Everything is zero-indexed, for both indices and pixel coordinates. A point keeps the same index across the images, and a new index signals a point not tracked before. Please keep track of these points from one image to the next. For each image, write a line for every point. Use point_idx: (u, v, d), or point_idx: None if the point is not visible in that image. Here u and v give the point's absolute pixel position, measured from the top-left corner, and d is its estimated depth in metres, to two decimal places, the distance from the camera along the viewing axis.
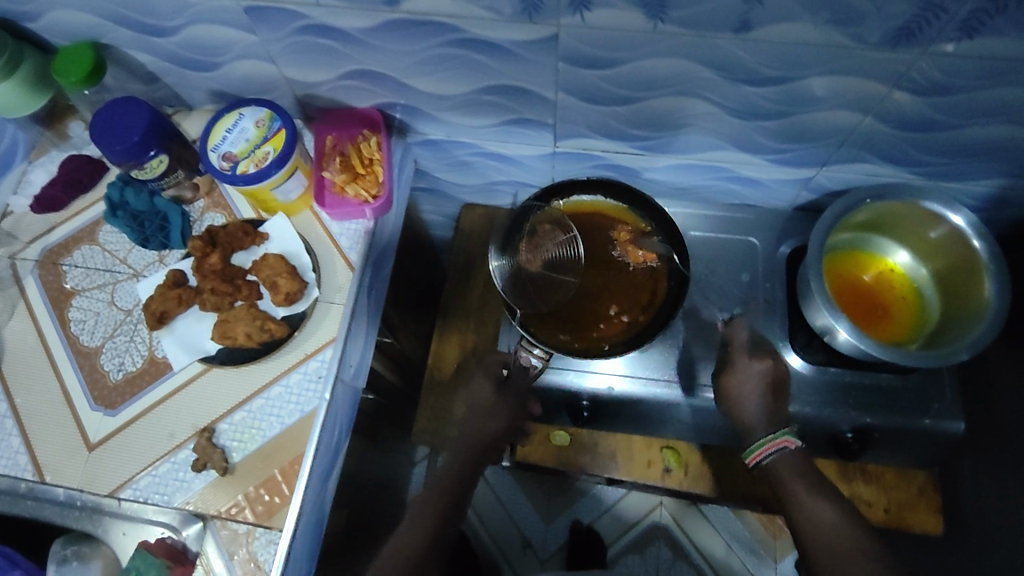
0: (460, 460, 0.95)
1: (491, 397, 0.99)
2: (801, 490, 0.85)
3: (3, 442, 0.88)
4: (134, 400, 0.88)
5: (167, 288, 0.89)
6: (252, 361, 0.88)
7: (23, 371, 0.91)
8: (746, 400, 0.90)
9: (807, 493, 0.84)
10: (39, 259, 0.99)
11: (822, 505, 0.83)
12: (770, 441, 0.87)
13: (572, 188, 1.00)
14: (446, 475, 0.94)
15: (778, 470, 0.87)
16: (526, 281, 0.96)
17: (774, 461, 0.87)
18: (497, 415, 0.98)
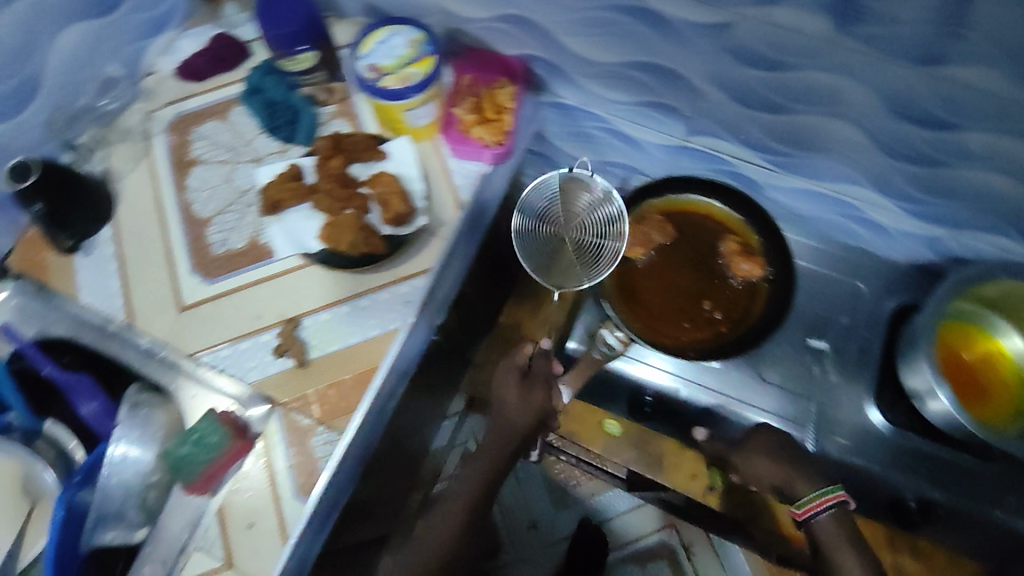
0: (487, 460, 0.90)
1: (522, 398, 0.88)
2: (843, 547, 0.79)
3: (103, 282, 0.92)
4: (230, 275, 0.91)
5: (281, 189, 0.91)
6: (347, 270, 0.89)
7: (135, 223, 0.95)
8: (775, 471, 0.86)
9: (846, 550, 0.79)
10: (171, 122, 1.02)
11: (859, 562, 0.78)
12: (814, 499, 0.81)
13: (680, 186, 0.96)
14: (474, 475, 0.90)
15: (823, 530, 0.81)
16: (616, 286, 0.95)
17: (824, 519, 0.81)
18: (524, 415, 0.87)
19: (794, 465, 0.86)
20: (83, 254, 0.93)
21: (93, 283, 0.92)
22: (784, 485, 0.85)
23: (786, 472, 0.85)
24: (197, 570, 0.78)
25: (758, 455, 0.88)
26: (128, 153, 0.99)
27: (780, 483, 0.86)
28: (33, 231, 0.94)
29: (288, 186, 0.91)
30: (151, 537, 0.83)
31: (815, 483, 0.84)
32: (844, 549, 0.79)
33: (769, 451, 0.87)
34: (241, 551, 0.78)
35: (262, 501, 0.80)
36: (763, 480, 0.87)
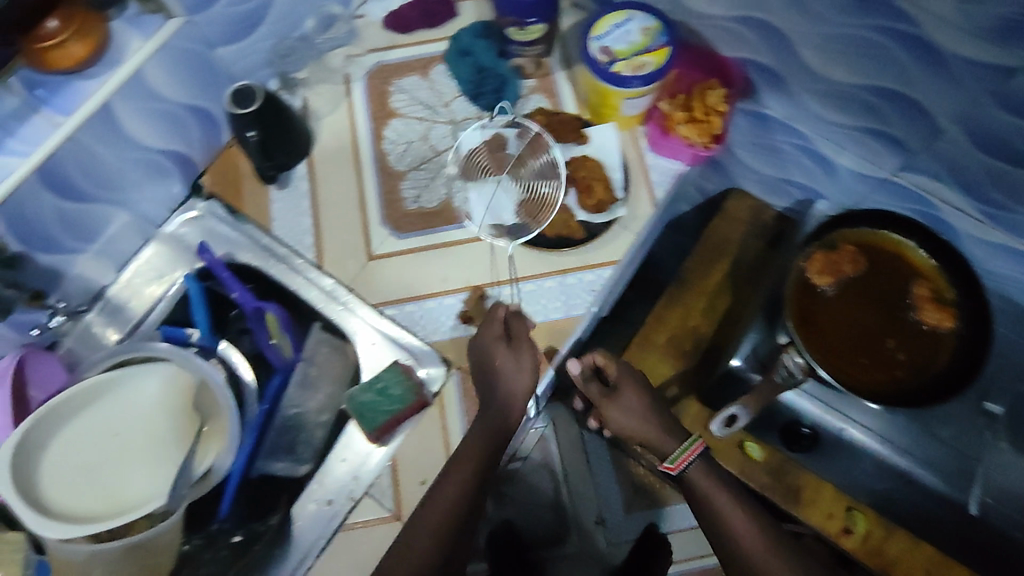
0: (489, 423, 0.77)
1: (519, 368, 0.79)
2: (716, 491, 0.77)
3: (297, 219, 0.93)
4: (421, 233, 0.91)
5: (484, 163, 0.93)
6: (538, 248, 0.89)
7: (330, 165, 0.95)
8: (651, 430, 0.80)
9: (730, 504, 0.76)
10: (372, 70, 0.99)
11: (733, 505, 0.76)
12: (685, 448, 0.78)
13: (869, 221, 0.95)
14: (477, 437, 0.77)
15: (695, 479, 0.78)
16: (797, 309, 0.92)
17: (694, 469, 0.78)
18: (525, 385, 0.78)
19: (656, 416, 0.81)
20: (279, 187, 0.94)
21: (286, 218, 0.93)
22: (653, 443, 0.80)
23: (667, 435, 0.80)
24: (370, 514, 0.80)
25: (625, 404, 0.81)
26: (326, 93, 0.98)
27: (645, 439, 0.80)
28: (231, 146, 0.95)
29: (489, 160, 0.93)
30: (316, 475, 0.84)
31: (678, 429, 0.80)
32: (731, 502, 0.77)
33: (639, 411, 0.81)
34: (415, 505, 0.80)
35: (437, 459, 0.82)
36: (632, 437, 0.80)
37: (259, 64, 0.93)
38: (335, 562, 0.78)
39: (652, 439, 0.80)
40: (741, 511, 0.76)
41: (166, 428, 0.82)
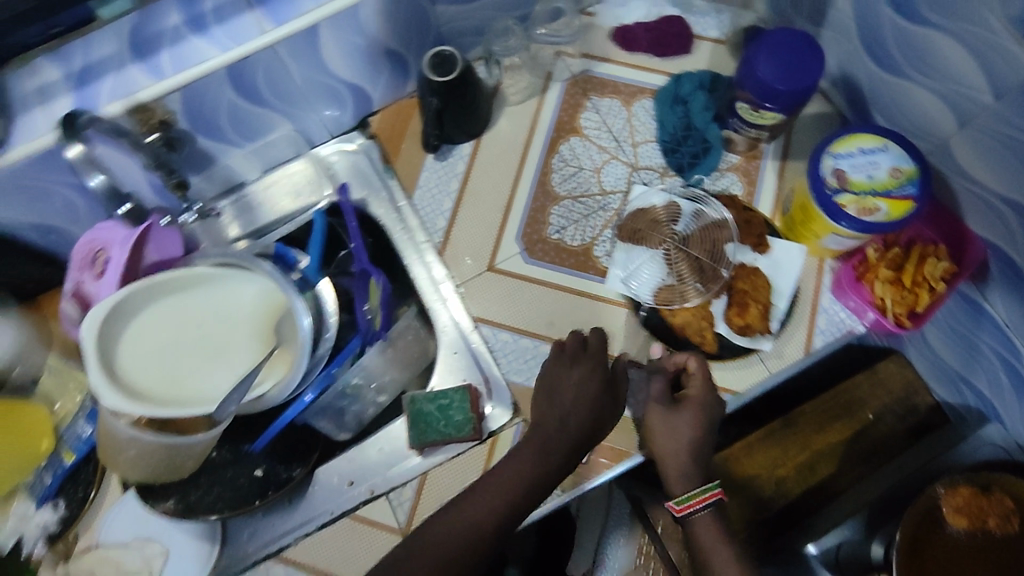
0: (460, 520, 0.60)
1: (573, 399, 0.69)
2: (718, 548, 0.62)
3: (439, 197, 0.89)
4: (548, 267, 0.84)
5: (649, 229, 0.83)
6: (659, 340, 0.80)
7: (494, 157, 0.90)
8: (678, 455, 0.68)
9: (723, 557, 0.62)
10: (574, 77, 0.93)
11: (731, 566, 0.62)
12: (699, 491, 0.65)
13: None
14: (441, 532, 0.59)
15: (699, 529, 0.64)
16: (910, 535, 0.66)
17: (701, 520, 0.64)
18: (595, 410, 0.68)
19: (693, 451, 0.67)
20: (436, 158, 0.91)
21: (429, 191, 0.90)
22: (667, 476, 0.68)
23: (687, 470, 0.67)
24: (379, 517, 0.77)
25: (676, 420, 0.69)
26: (522, 83, 0.93)
27: (666, 459, 0.68)
28: (411, 99, 0.93)
29: (657, 226, 0.83)
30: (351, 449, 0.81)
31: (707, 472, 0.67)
32: (728, 560, 0.62)
33: (685, 437, 0.68)
34: None
35: None
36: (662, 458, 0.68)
37: (468, 30, 0.88)
38: (329, 544, 0.76)
39: (671, 474, 0.67)
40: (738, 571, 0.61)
41: (244, 331, 0.82)
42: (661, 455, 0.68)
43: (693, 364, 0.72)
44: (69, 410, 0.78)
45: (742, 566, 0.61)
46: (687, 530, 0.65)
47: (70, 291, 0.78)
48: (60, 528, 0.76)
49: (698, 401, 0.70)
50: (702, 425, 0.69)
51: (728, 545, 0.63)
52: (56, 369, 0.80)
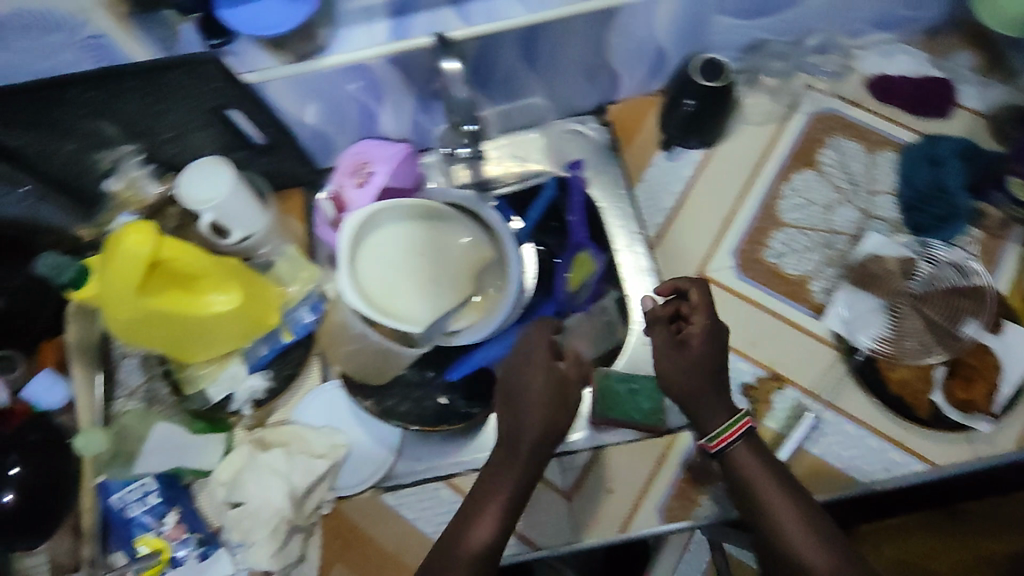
0: (499, 495, 0.66)
1: (540, 394, 0.69)
2: (763, 477, 0.66)
3: (662, 194, 0.90)
4: (761, 288, 0.84)
5: (874, 279, 0.82)
6: (865, 391, 0.78)
7: (724, 171, 0.90)
8: (702, 391, 0.69)
9: (768, 487, 0.66)
10: (820, 113, 0.92)
11: (780, 494, 0.65)
12: (727, 425, 0.67)
13: None
14: (487, 506, 0.66)
15: (740, 463, 0.67)
16: None
17: (737, 451, 0.68)
18: (545, 373, 0.70)
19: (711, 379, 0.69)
20: (667, 157, 0.92)
21: (653, 187, 0.91)
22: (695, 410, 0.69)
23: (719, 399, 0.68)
24: (549, 475, 0.79)
25: (690, 356, 0.69)
26: (765, 107, 0.92)
27: (692, 404, 0.69)
28: (653, 97, 0.95)
29: (881, 279, 0.82)
30: None
31: (730, 404, 0.70)
32: (773, 490, 0.66)
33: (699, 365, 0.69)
34: (591, 505, 0.78)
35: (636, 486, 0.78)
36: (688, 396, 0.68)
37: (734, 46, 0.88)
38: None
39: (699, 411, 0.69)
40: (790, 502, 0.65)
41: (449, 274, 0.87)
42: (681, 393, 0.69)
43: (693, 296, 0.72)
44: (296, 297, 0.86)
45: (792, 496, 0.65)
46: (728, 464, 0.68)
47: (330, 192, 0.84)
48: (266, 396, 0.84)
49: (703, 329, 0.71)
50: (714, 352, 0.70)
51: (771, 467, 0.67)
52: (292, 258, 0.88)
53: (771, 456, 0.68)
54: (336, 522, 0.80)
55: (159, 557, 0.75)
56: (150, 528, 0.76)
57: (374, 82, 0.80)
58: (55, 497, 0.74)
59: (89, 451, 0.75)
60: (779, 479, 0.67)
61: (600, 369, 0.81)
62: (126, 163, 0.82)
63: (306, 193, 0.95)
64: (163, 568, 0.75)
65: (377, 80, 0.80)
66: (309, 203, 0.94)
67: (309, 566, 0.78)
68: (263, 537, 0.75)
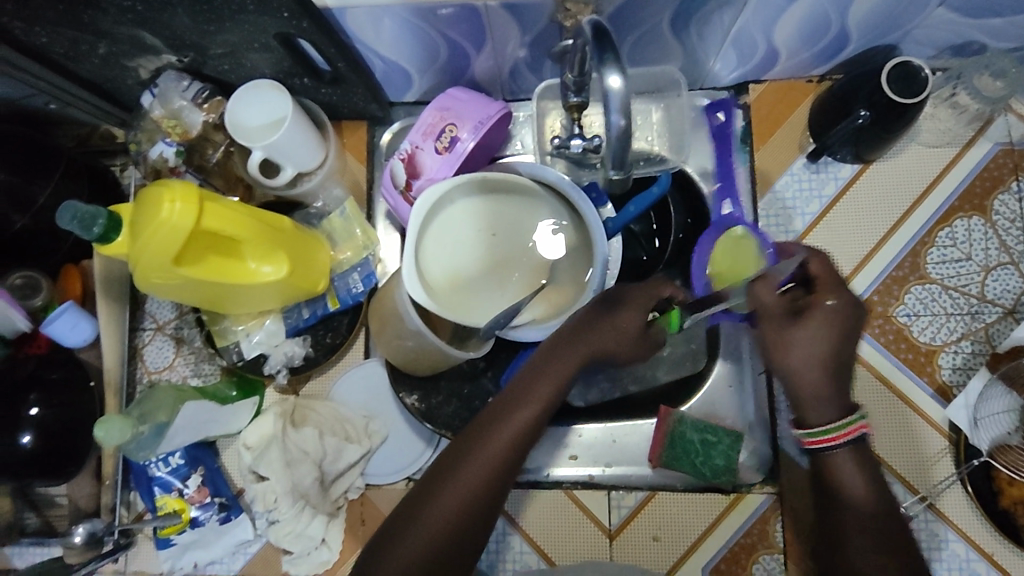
0: (557, 368, 0.58)
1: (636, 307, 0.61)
2: (852, 491, 0.51)
3: (791, 212, 0.75)
4: (882, 350, 0.72)
5: (1019, 375, 0.67)
6: (968, 493, 0.68)
7: (872, 198, 0.74)
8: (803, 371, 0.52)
9: (863, 496, 0.50)
10: (1012, 145, 0.73)
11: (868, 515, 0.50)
12: (836, 425, 0.50)
13: None
14: (545, 380, 0.57)
15: (837, 467, 0.51)
16: None
17: (841, 455, 0.51)
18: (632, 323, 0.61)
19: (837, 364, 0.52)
20: (806, 165, 0.76)
21: (782, 199, 0.75)
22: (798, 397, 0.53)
23: (824, 394, 0.51)
24: (594, 509, 0.73)
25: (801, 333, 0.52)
26: (945, 126, 0.74)
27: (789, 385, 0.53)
28: (809, 82, 0.76)
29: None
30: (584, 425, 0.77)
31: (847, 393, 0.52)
32: (863, 502, 0.50)
33: (819, 349, 0.52)
34: (634, 550, 0.72)
35: (684, 536, 0.72)
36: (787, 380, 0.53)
37: (933, 44, 0.69)
38: (537, 505, 0.74)
39: (801, 398, 0.52)
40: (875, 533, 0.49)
41: (511, 249, 0.76)
42: (781, 374, 0.53)
43: (813, 266, 0.56)
44: (350, 260, 0.76)
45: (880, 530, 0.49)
46: (821, 463, 0.52)
47: (403, 149, 0.71)
48: (303, 364, 0.76)
49: (826, 302, 0.53)
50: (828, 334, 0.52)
51: (874, 487, 0.51)
52: (348, 214, 0.76)
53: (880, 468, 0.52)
54: (361, 508, 0.75)
55: (179, 518, 0.72)
56: (172, 489, 0.72)
57: (478, 26, 0.64)
58: (77, 438, 0.70)
59: (108, 444, 0.60)
60: (879, 497, 0.51)
61: (674, 413, 0.73)
62: (168, 76, 0.68)
63: (372, 130, 0.81)
64: (182, 527, 0.72)
65: (484, 23, 0.63)
66: (373, 144, 0.81)
67: (329, 549, 0.73)
68: (285, 515, 0.71)
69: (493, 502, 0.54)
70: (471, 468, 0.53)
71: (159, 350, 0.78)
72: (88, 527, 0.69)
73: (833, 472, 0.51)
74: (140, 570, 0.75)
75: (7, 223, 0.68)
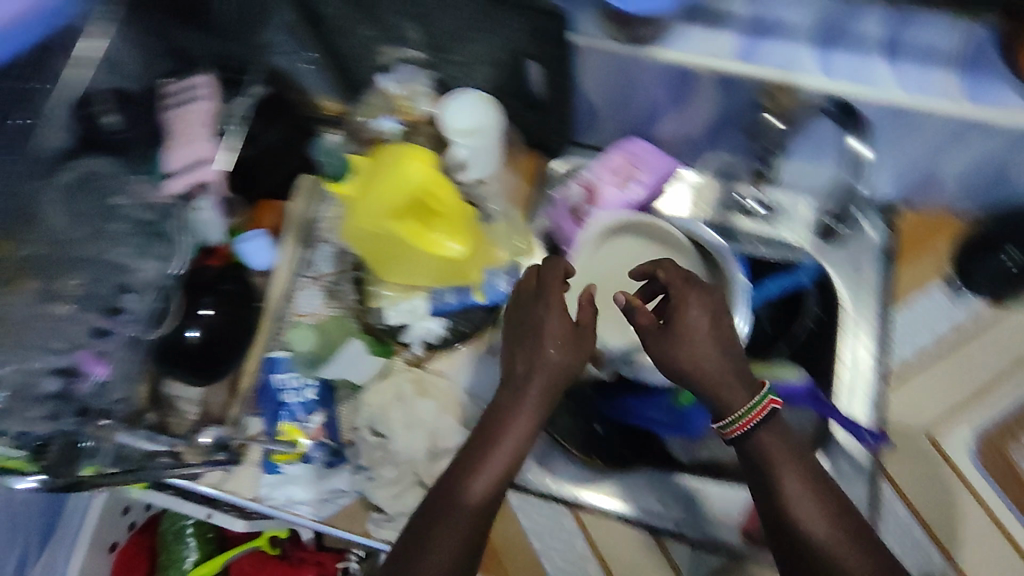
0: (510, 418, 0.63)
1: (555, 350, 0.65)
2: (798, 494, 0.57)
3: (922, 331, 0.80)
4: (992, 480, 0.76)
5: None
6: None
7: (1001, 337, 0.79)
8: (701, 352, 0.60)
9: (809, 498, 0.57)
10: None
11: (813, 504, 0.57)
12: (747, 411, 0.58)
13: None
14: (501, 431, 0.63)
15: (766, 450, 0.59)
16: None
17: (763, 436, 0.59)
18: (584, 342, 0.66)
19: (731, 340, 0.61)
20: (941, 291, 0.81)
21: (915, 317, 0.81)
22: (721, 395, 0.59)
23: (727, 374, 0.59)
24: (677, 558, 0.78)
25: (702, 300, 0.61)
26: None
27: (694, 372, 0.60)
28: (957, 221, 0.82)
29: None
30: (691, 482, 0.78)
31: (752, 378, 0.60)
32: (806, 493, 0.58)
33: (723, 320, 0.61)
34: None
35: None
36: (696, 377, 0.60)
37: None
38: (627, 537, 0.79)
39: (716, 395, 0.60)
40: (828, 516, 0.57)
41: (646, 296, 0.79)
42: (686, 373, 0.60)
43: (662, 274, 0.64)
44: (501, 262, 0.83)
45: (833, 518, 0.57)
46: (748, 451, 0.59)
47: (586, 177, 0.81)
48: (437, 342, 0.82)
49: (691, 291, 0.62)
50: (708, 308, 0.61)
51: (810, 482, 0.58)
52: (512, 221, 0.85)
53: (817, 469, 0.59)
54: None
55: (294, 449, 0.77)
56: (296, 418, 0.78)
57: (682, 95, 0.72)
58: (228, 353, 0.74)
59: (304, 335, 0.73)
60: (827, 498, 0.58)
61: None
62: (411, 67, 0.78)
63: (544, 158, 0.89)
64: (293, 458, 0.77)
65: (689, 92, 0.71)
66: (547, 170, 0.89)
67: None
68: (389, 475, 0.75)
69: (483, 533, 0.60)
70: (438, 545, 0.57)
71: (310, 296, 0.83)
72: (216, 433, 0.73)
73: (771, 456, 0.59)
74: (236, 489, 0.77)
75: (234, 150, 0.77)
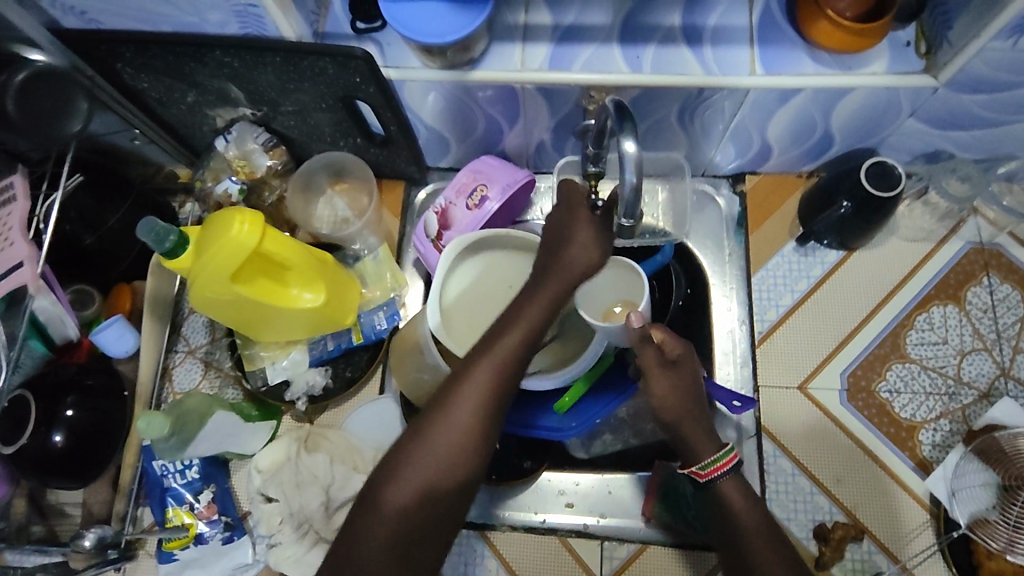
0: (512, 326, 0.58)
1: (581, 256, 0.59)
2: (744, 510, 0.55)
3: (784, 286, 0.82)
4: (867, 421, 0.77)
5: (990, 449, 0.71)
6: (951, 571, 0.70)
7: (851, 283, 0.82)
8: (681, 405, 0.58)
9: (696, 428, 0.58)
10: (982, 246, 0.82)
11: (745, 497, 0.56)
12: (717, 454, 0.56)
13: None
14: (499, 339, 0.57)
15: (658, 381, 0.59)
16: None
17: (722, 480, 0.56)
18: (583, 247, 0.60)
19: (695, 396, 0.59)
20: (799, 246, 0.84)
21: (774, 274, 0.83)
22: (682, 434, 0.58)
23: (701, 425, 0.58)
24: (587, 557, 0.76)
25: (674, 373, 0.59)
26: (919, 224, 0.83)
27: (670, 420, 0.58)
28: (798, 177, 0.86)
29: (998, 455, 0.70)
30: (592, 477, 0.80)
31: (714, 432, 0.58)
32: (694, 417, 0.58)
33: (683, 385, 0.59)
34: None
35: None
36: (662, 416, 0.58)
37: (905, 149, 0.79)
38: (530, 549, 0.77)
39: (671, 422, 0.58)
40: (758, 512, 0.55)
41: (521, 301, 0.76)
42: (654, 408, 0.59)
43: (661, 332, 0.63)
44: (376, 298, 0.83)
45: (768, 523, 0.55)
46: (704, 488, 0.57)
47: (438, 204, 0.80)
48: (322, 394, 0.81)
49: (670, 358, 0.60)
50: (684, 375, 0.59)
51: (703, 421, 0.58)
52: (381, 258, 0.84)
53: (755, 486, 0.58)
54: None
55: (186, 532, 0.75)
56: (183, 501, 0.76)
57: (517, 107, 0.74)
58: (103, 445, 0.74)
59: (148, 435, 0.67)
60: (698, 401, 0.59)
61: (667, 467, 0.76)
62: (242, 126, 0.79)
63: (408, 190, 0.90)
64: (186, 542, 0.75)
65: (519, 105, 0.73)
66: (407, 201, 0.89)
67: None
68: (288, 537, 0.74)
69: (479, 459, 0.55)
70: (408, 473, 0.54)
71: (187, 371, 0.83)
72: (100, 532, 0.71)
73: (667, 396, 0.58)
74: None
75: (77, 239, 0.76)
